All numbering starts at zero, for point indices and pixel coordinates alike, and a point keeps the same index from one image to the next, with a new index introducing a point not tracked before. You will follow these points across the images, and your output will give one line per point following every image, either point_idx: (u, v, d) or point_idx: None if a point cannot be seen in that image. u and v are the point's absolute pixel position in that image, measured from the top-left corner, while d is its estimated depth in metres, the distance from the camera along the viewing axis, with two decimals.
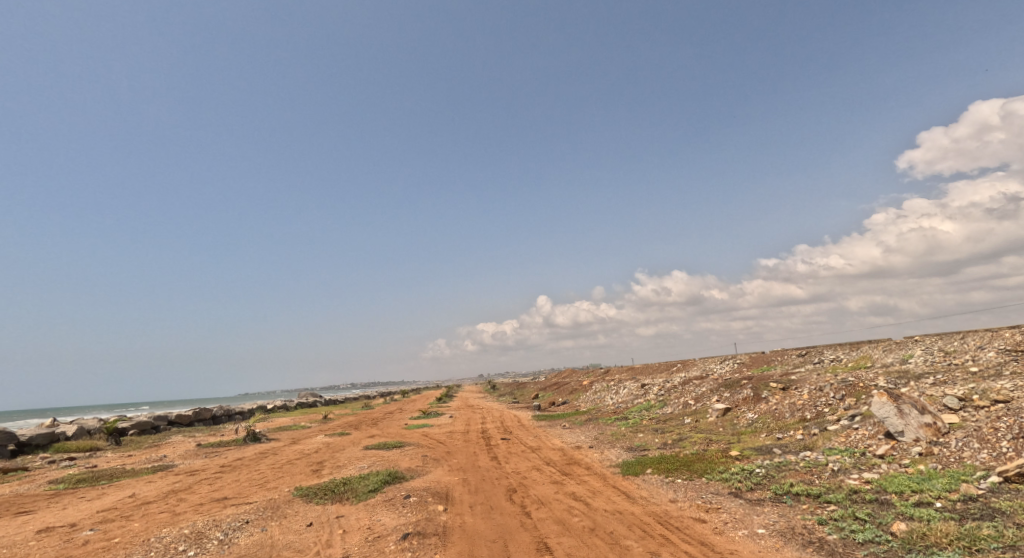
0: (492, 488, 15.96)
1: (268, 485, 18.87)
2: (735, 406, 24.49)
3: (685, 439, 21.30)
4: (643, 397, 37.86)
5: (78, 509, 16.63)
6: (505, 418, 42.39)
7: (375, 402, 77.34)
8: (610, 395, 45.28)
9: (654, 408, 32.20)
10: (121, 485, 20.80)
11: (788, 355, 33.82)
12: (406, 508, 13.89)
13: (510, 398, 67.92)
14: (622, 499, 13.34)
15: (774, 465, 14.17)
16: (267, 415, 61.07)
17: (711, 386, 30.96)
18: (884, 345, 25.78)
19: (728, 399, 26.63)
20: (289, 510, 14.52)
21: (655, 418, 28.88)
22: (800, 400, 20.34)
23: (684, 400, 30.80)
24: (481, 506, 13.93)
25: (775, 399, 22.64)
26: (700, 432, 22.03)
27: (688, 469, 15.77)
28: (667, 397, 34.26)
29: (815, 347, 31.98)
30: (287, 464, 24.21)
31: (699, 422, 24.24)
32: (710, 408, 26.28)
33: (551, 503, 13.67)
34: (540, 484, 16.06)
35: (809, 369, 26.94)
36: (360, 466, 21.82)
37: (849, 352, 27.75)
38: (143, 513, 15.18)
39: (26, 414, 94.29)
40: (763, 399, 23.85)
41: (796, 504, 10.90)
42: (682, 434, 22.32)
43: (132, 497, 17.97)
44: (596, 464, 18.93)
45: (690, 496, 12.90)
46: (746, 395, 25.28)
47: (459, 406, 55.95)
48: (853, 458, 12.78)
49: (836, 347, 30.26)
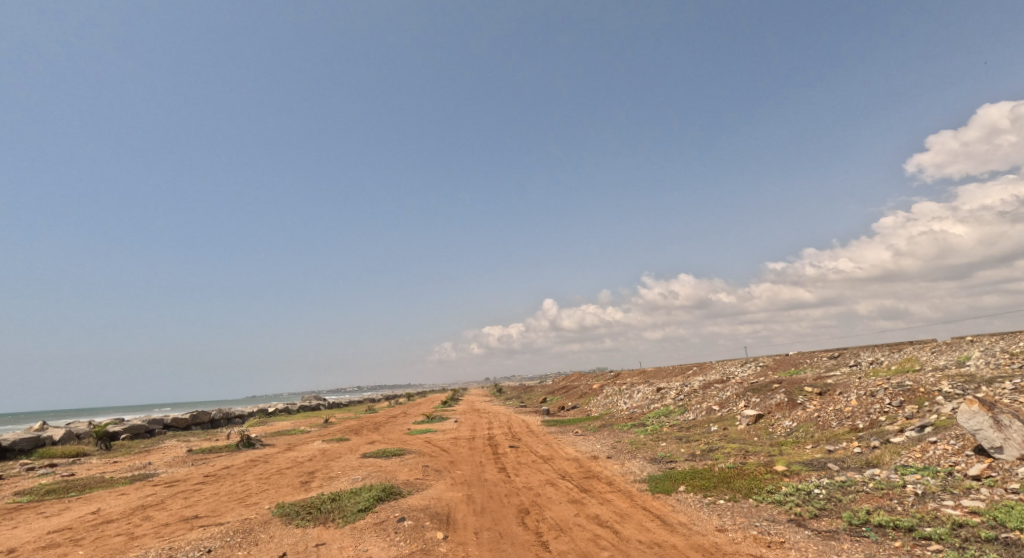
0: (501, 509, 13.79)
1: (248, 500, 16.80)
2: (768, 413, 22.17)
3: (717, 450, 19.01)
4: (660, 402, 35.48)
5: (30, 529, 14.62)
6: (514, 424, 40.11)
7: (378, 405, 75.28)
8: (623, 400, 42.88)
9: (674, 414, 29.90)
10: (89, 498, 18.80)
11: (818, 358, 31.43)
12: (399, 535, 11.75)
13: (518, 402, 65.60)
14: (658, 526, 11.12)
15: (836, 485, 11.87)
16: (267, 419, 59.18)
17: (736, 390, 28.62)
18: (932, 347, 23.31)
19: (758, 405, 24.32)
20: (263, 535, 12.45)
21: (678, 425, 26.55)
22: (847, 406, 17.99)
23: (707, 405, 28.47)
24: (489, 533, 11.82)
25: (815, 406, 20.29)
26: (733, 442, 19.69)
27: (729, 487, 13.48)
28: (687, 402, 31.94)
29: (848, 349, 29.54)
30: (276, 475, 22.13)
31: (729, 431, 21.94)
32: (738, 415, 23.97)
33: (573, 530, 11.48)
34: (557, 504, 13.87)
35: (847, 373, 24.52)
36: (354, 478, 19.68)
37: (891, 355, 25.28)
38: (96, 539, 13.17)
39: (25, 417, 92.57)
40: (799, 405, 21.57)
41: (884, 540, 8.70)
42: (712, 444, 20.03)
43: (94, 514, 15.94)
44: (618, 478, 16.70)
45: (741, 523, 10.67)
46: (779, 400, 22.96)
47: (464, 410, 53.78)
48: (939, 479, 10.56)
49: (872, 348, 27.82)
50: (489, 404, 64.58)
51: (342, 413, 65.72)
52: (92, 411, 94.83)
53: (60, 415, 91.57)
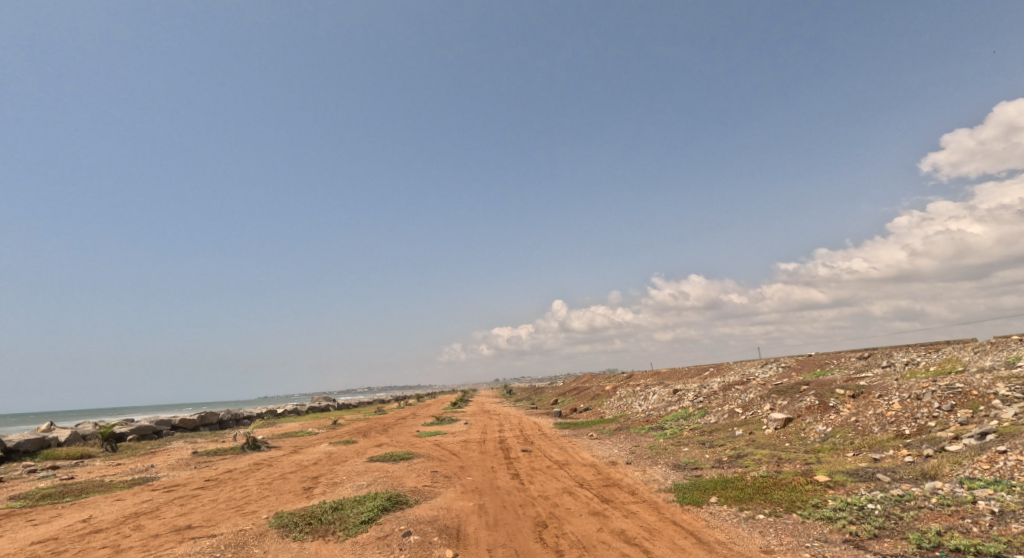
0: (516, 523, 12.67)
1: (245, 508, 15.81)
2: (798, 417, 20.84)
3: (746, 456, 17.73)
4: (678, 405, 34.12)
5: (13, 539, 13.72)
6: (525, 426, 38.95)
7: (387, 406, 74.54)
8: (639, 402, 41.52)
9: (693, 417, 28.60)
10: (83, 504, 17.91)
11: (845, 358, 30.01)
12: (404, 553, 10.67)
13: (528, 403, 64.58)
14: (693, 546, 9.93)
15: (892, 499, 10.62)
16: (276, 420, 58.83)
17: (761, 392, 27.20)
18: (974, 347, 21.85)
19: (785, 408, 22.94)
20: (257, 550, 11.43)
21: (699, 429, 25.24)
22: (890, 410, 16.61)
23: (730, 408, 27.11)
24: (504, 550, 10.70)
25: (851, 410, 18.95)
26: (762, 448, 18.35)
27: (768, 500, 12.25)
28: (707, 404, 30.55)
29: (879, 349, 28.14)
30: (278, 480, 21.13)
31: (756, 436, 20.63)
32: (764, 418, 22.64)
33: (598, 548, 10.30)
34: (577, 517, 12.73)
35: (881, 375, 23.09)
36: (359, 484, 18.62)
37: (928, 355, 23.81)
38: (80, 552, 12.22)
39: (38, 419, 92.51)
40: (832, 409, 20.26)
41: None
42: (740, 450, 18.72)
43: (84, 522, 15.02)
44: (641, 487, 15.48)
45: (789, 544, 9.48)
46: (810, 403, 21.60)
47: (474, 411, 52.61)
48: (1017, 496, 9.31)
49: (906, 348, 26.38)
50: (499, 405, 63.35)
51: (351, 414, 64.93)
52: (105, 413, 94.78)
53: (72, 417, 91.38)
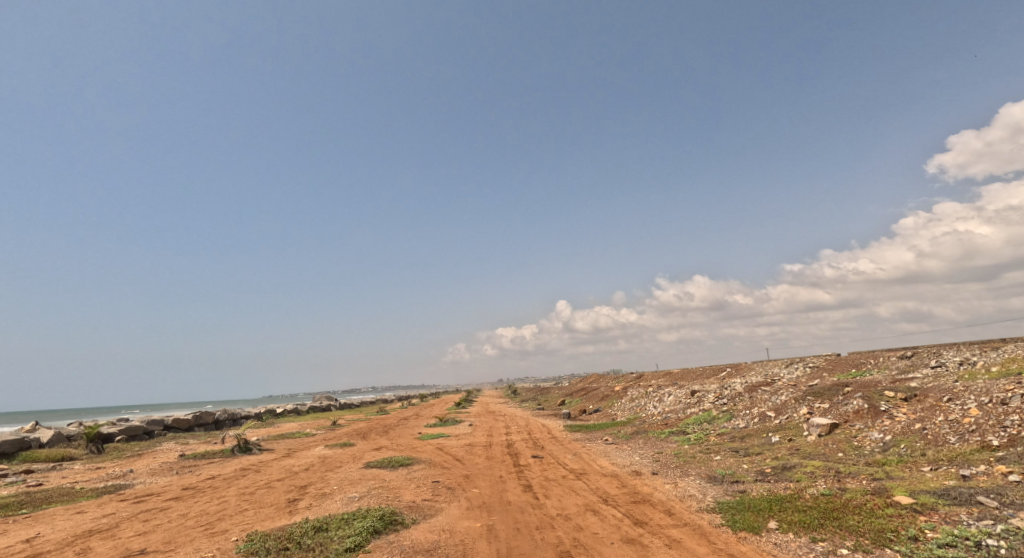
0: (535, 552, 10.45)
1: (216, 527, 13.60)
2: (845, 422, 18.56)
3: (792, 468, 15.44)
4: (698, 407, 31.71)
5: None
6: (533, 428, 36.66)
7: (389, 406, 72.22)
8: (653, 404, 39.10)
9: (718, 420, 26.26)
10: (37, 518, 15.73)
11: (883, 358, 27.71)
12: None
13: (535, 403, 62.51)
14: None
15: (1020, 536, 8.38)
16: (275, 420, 56.97)
17: (793, 394, 24.80)
18: None
19: (828, 412, 20.60)
20: None
21: (728, 435, 22.91)
22: (966, 417, 14.27)
23: (760, 411, 24.71)
24: None
25: (911, 416, 16.63)
26: (812, 458, 16.01)
27: (845, 528, 9.99)
28: (732, 407, 28.18)
29: (923, 348, 25.82)
30: (262, 490, 18.92)
31: (798, 444, 18.33)
32: (804, 424, 20.35)
33: None
34: (608, 546, 10.49)
35: (934, 377, 20.81)
36: (351, 497, 16.41)
37: (985, 354, 21.42)
38: None
39: (33, 418, 90.50)
40: (884, 415, 17.97)
41: None
42: (785, 460, 16.38)
43: (25, 543, 12.86)
44: (677, 506, 13.19)
45: None
46: (857, 408, 19.28)
47: (478, 412, 50.21)
48: None
49: (956, 347, 24.02)
50: (505, 405, 60.98)
51: (350, 414, 62.65)
52: (106, 411, 92.87)
53: (71, 415, 89.41)
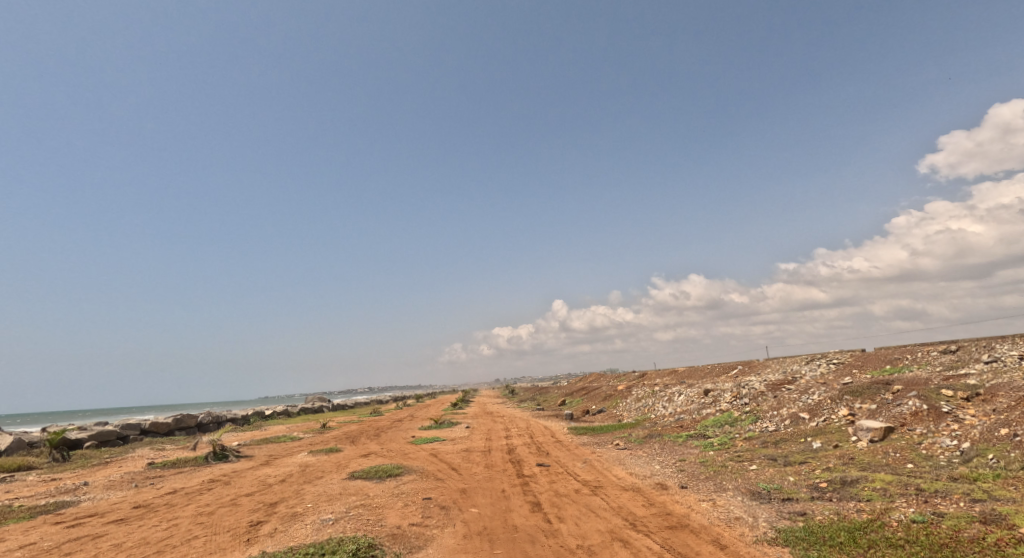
0: None
1: None
2: (902, 427, 15.92)
3: (855, 482, 12.81)
4: (715, 408, 29.06)
5: None
6: (534, 432, 33.89)
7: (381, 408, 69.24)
8: (663, 404, 36.39)
9: (743, 423, 23.58)
10: None
11: (921, 353, 25.14)
12: None
13: (534, 404, 59.79)
14: None
15: None
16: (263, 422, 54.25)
17: (827, 393, 22.18)
18: None
19: (876, 414, 17.98)
20: None
21: (758, 440, 20.28)
22: None
23: (790, 413, 22.06)
24: None
25: (988, 420, 14.03)
26: (876, 470, 13.37)
27: None
28: (755, 407, 25.54)
29: (969, 343, 23.31)
30: (223, 509, 16.15)
31: (849, 452, 15.66)
32: (849, 428, 17.68)
33: None
34: None
35: (995, 374, 18.23)
36: (324, 521, 13.66)
37: None
38: None
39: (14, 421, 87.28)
40: (950, 418, 15.33)
41: None
42: (842, 473, 13.72)
43: None
44: (729, 536, 10.50)
45: None
46: (914, 409, 16.64)
47: (474, 413, 47.43)
48: None
49: (1011, 340, 21.48)
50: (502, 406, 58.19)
51: (343, 416, 59.95)
52: (91, 415, 89.47)
53: (54, 418, 86.14)
